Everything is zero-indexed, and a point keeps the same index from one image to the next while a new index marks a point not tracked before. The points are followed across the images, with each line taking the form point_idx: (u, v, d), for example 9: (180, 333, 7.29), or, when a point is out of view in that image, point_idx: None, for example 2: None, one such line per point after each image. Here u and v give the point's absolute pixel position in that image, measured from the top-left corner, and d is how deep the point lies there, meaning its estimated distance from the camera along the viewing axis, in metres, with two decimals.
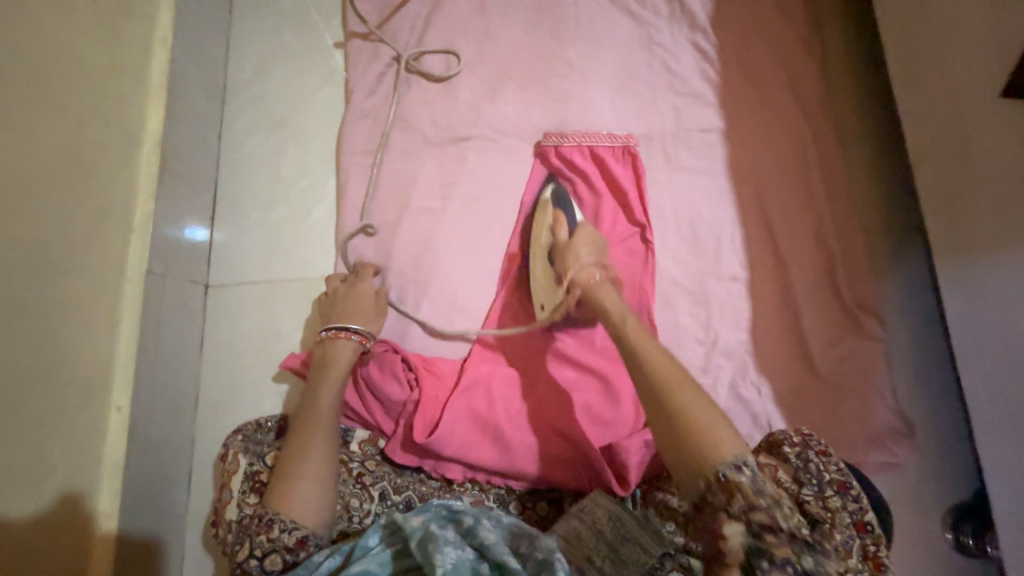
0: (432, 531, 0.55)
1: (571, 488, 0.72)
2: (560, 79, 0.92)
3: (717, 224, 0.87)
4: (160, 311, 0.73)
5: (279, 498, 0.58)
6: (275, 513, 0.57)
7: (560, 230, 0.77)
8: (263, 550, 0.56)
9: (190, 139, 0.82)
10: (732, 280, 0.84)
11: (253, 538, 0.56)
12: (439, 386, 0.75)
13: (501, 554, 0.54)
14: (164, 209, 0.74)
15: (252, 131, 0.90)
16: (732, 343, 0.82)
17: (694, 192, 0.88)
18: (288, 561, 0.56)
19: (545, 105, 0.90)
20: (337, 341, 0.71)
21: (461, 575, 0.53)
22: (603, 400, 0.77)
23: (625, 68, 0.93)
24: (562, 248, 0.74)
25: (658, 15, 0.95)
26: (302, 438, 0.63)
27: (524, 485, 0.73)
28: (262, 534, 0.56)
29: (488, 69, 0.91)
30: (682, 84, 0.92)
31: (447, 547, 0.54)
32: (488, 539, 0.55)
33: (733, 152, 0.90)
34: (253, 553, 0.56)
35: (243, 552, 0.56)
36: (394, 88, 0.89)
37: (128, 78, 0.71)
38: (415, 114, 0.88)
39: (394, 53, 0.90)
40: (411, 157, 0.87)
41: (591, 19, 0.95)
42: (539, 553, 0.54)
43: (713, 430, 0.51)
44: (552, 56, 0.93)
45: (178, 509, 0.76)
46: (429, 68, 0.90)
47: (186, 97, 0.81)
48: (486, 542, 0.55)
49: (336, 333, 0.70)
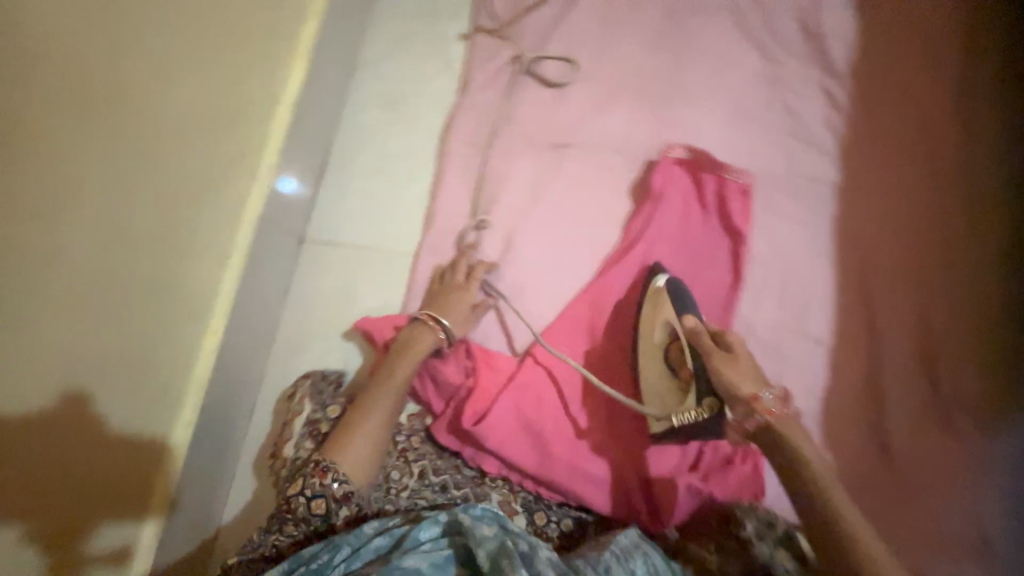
0: (499, 546, 0.55)
1: (599, 511, 0.71)
2: (673, 102, 0.90)
3: (810, 281, 0.82)
4: (263, 254, 0.80)
5: (335, 451, 0.63)
6: (331, 461, 0.62)
7: (688, 319, 0.66)
8: (313, 492, 0.60)
9: (318, 104, 0.89)
10: (815, 342, 0.79)
11: (307, 478, 0.61)
12: (493, 379, 0.76)
13: None
14: (286, 163, 0.81)
15: (371, 105, 0.97)
16: (802, 408, 0.77)
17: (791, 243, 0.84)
18: (329, 510, 0.61)
19: (652, 126, 0.89)
20: (425, 330, 0.75)
21: None
22: (650, 432, 0.74)
23: (744, 102, 0.89)
24: (719, 357, 0.60)
25: (790, 52, 0.90)
26: (365, 404, 0.67)
27: (555, 496, 0.73)
28: (315, 477, 0.61)
29: (602, 82, 0.91)
30: (802, 129, 0.88)
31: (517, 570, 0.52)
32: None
33: (844, 211, 0.84)
34: (303, 492, 0.60)
35: (294, 488, 0.61)
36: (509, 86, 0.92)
37: (283, 42, 0.79)
38: (523, 114, 0.90)
39: (515, 53, 0.93)
40: (510, 154, 0.89)
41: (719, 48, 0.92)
42: None
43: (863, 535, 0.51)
44: (670, 79, 0.91)
45: (238, 434, 0.83)
46: (545, 73, 0.91)
47: (324, 63, 0.87)
48: None
49: (428, 322, 0.75)
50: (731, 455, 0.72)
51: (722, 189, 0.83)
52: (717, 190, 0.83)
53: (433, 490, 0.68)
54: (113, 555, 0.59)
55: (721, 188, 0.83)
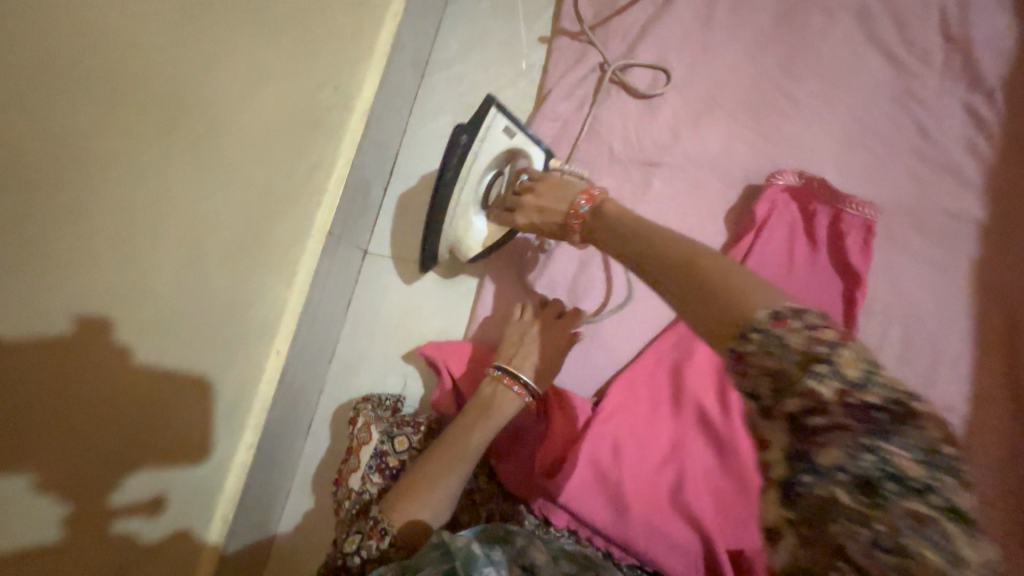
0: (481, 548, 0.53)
1: None
2: (780, 117, 0.80)
3: (938, 334, 0.71)
4: (328, 269, 0.76)
5: (395, 512, 0.59)
6: (389, 525, 0.59)
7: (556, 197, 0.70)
8: (369, 554, 0.58)
9: (389, 110, 0.83)
10: (944, 409, 0.68)
11: (365, 538, 0.59)
12: (568, 425, 0.69)
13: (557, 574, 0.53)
14: (356, 174, 0.77)
15: (441, 112, 0.91)
16: None
17: (917, 289, 0.72)
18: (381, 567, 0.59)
19: (754, 145, 0.79)
20: (505, 390, 0.68)
21: None
22: (740, 497, 0.64)
23: (867, 120, 0.77)
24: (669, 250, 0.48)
25: (926, 63, 0.78)
26: (428, 459, 0.63)
27: (628, 556, 0.66)
28: (373, 539, 0.59)
29: (698, 93, 0.82)
30: (936, 153, 0.75)
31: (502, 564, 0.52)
32: (539, 558, 0.54)
33: (984, 253, 0.72)
34: (361, 552, 0.58)
35: (353, 544, 0.59)
36: (593, 96, 0.84)
37: (359, 45, 0.74)
38: (607, 127, 0.82)
39: (601, 59, 0.85)
40: (590, 171, 0.81)
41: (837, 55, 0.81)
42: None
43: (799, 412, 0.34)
44: (777, 90, 0.81)
45: (295, 452, 0.80)
46: (633, 82, 0.83)
47: (397, 66, 0.82)
48: (538, 561, 0.54)
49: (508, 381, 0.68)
50: None
51: (838, 225, 0.73)
52: (831, 226, 0.73)
53: None
54: (145, 506, 0.53)
55: (837, 224, 0.73)
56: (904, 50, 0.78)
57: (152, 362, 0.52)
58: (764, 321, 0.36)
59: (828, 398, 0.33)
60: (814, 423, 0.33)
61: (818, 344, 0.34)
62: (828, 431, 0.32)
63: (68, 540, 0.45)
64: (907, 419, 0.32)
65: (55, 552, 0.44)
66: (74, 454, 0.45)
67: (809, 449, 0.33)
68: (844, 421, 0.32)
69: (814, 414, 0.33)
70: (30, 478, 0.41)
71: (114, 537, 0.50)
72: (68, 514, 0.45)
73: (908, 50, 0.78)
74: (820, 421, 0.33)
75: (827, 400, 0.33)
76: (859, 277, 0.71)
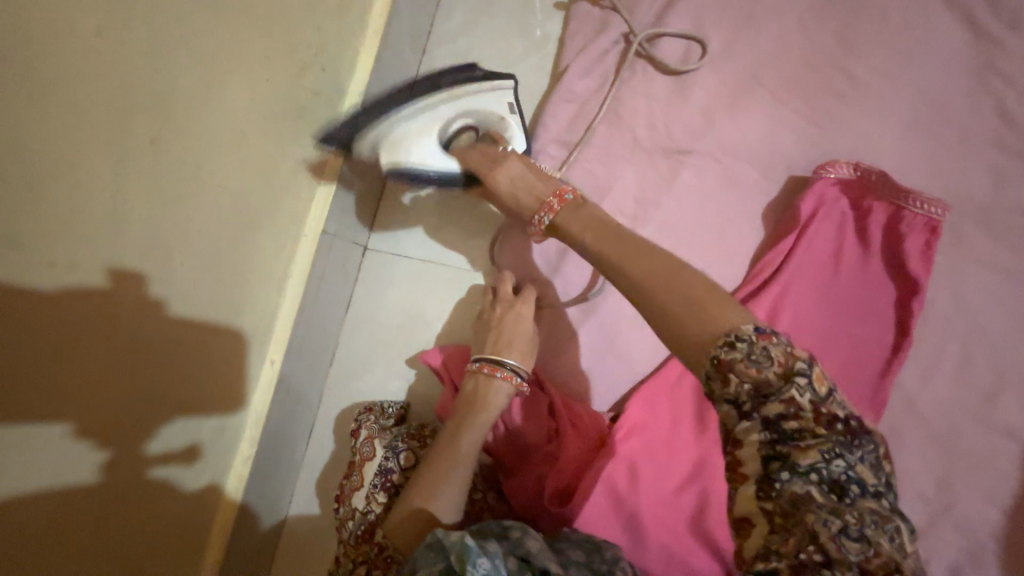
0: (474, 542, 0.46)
1: None
2: (834, 98, 0.69)
3: (1005, 351, 0.63)
4: (323, 270, 0.70)
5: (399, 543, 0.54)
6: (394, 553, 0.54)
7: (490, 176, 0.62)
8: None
9: (387, 90, 0.75)
10: (1003, 433, 0.62)
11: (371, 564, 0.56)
12: (580, 443, 0.64)
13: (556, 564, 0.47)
14: (352, 165, 0.69)
15: None
16: (974, 515, 0.61)
17: (984, 298, 0.64)
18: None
19: (800, 131, 0.69)
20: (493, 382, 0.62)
21: None
22: None
23: (934, 101, 0.67)
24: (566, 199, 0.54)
25: (1010, 32, 0.67)
26: (423, 473, 0.57)
27: None
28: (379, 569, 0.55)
29: (738, 68, 0.71)
30: (1017, 142, 0.65)
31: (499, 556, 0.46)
32: (534, 547, 0.49)
33: None
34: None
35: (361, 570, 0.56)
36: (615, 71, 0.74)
37: (351, 17, 0.65)
38: (632, 109, 0.73)
39: (625, 29, 0.74)
40: (611, 159, 0.72)
41: (905, 22, 0.69)
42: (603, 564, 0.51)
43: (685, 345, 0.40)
44: (832, 66, 0.70)
45: (296, 460, 0.77)
46: (661, 54, 0.72)
47: (397, 40, 0.73)
48: (533, 550, 0.48)
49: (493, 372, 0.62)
50: None
51: (896, 224, 0.64)
52: (887, 225, 0.64)
53: None
54: (179, 455, 0.53)
55: (894, 223, 0.64)
56: (984, 18, 0.67)
57: (186, 320, 0.51)
58: (747, 333, 0.37)
59: (803, 406, 0.35)
60: (787, 427, 0.35)
61: (796, 360, 0.35)
62: (811, 438, 0.35)
63: (110, 482, 0.45)
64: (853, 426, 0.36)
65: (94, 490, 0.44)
66: (111, 406, 0.44)
67: (786, 449, 0.35)
68: (813, 426, 0.35)
69: (789, 418, 0.35)
70: (69, 424, 0.40)
71: (155, 481, 0.50)
72: (107, 460, 0.45)
73: (989, 18, 0.67)
74: (793, 425, 0.35)
75: (803, 406, 0.35)
76: (919, 286, 0.62)
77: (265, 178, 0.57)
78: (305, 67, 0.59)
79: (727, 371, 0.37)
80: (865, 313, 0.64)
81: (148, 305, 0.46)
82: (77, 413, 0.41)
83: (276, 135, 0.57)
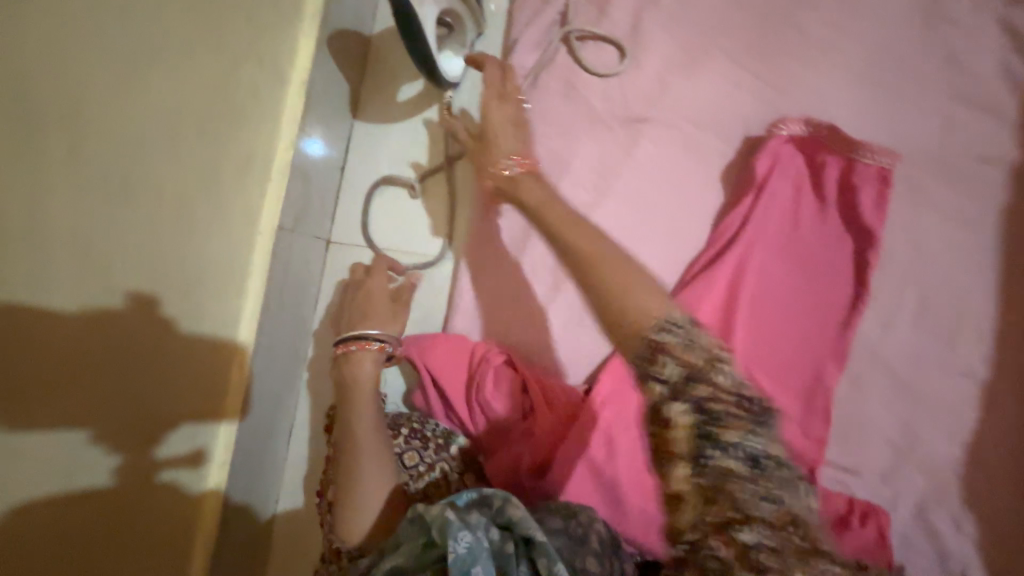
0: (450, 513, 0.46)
1: None
2: (786, 54, 0.69)
3: (961, 294, 0.64)
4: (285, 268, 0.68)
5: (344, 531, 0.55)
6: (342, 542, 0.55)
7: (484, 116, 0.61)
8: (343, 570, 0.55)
9: (335, 77, 0.72)
10: (963, 372, 0.63)
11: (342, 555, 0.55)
12: (554, 420, 0.65)
13: (530, 529, 0.45)
14: (304, 157, 0.67)
15: (399, 75, 0.80)
16: (938, 454, 0.63)
17: (940, 245, 0.65)
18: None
19: (755, 92, 0.69)
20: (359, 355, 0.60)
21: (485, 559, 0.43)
22: None
23: (883, 52, 0.67)
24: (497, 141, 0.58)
25: None
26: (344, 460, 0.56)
27: None
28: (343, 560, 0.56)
29: (690, 31, 0.70)
30: (964, 88, 0.66)
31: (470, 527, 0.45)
32: (516, 514, 0.47)
33: (1014, 200, 0.64)
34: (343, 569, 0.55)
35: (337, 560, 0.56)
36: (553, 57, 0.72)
37: None
38: (586, 80, 0.71)
39: (562, 14, 0.72)
40: (569, 133, 0.71)
41: None
42: None
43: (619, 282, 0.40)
44: (783, 23, 0.69)
45: (279, 460, 0.76)
46: (585, 57, 0.71)
47: (342, 22, 0.71)
48: (514, 518, 0.46)
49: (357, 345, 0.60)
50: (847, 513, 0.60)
51: (849, 175, 0.64)
52: (841, 177, 0.65)
53: None
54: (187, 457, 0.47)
55: (848, 174, 0.64)
56: None
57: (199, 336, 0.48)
58: (678, 318, 0.38)
59: (723, 385, 0.37)
60: (709, 405, 0.36)
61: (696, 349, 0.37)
62: (732, 418, 0.36)
63: (120, 489, 0.44)
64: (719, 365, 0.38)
65: (110, 498, 0.43)
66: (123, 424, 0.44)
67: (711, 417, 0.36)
68: (734, 406, 0.36)
69: (712, 399, 0.36)
70: (85, 429, 0.42)
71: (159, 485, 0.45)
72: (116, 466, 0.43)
73: None
74: (715, 406, 0.36)
75: (720, 381, 0.37)
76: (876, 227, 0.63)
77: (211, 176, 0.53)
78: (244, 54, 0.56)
79: (660, 355, 0.37)
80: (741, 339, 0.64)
81: (156, 321, 0.46)
82: (89, 426, 0.42)
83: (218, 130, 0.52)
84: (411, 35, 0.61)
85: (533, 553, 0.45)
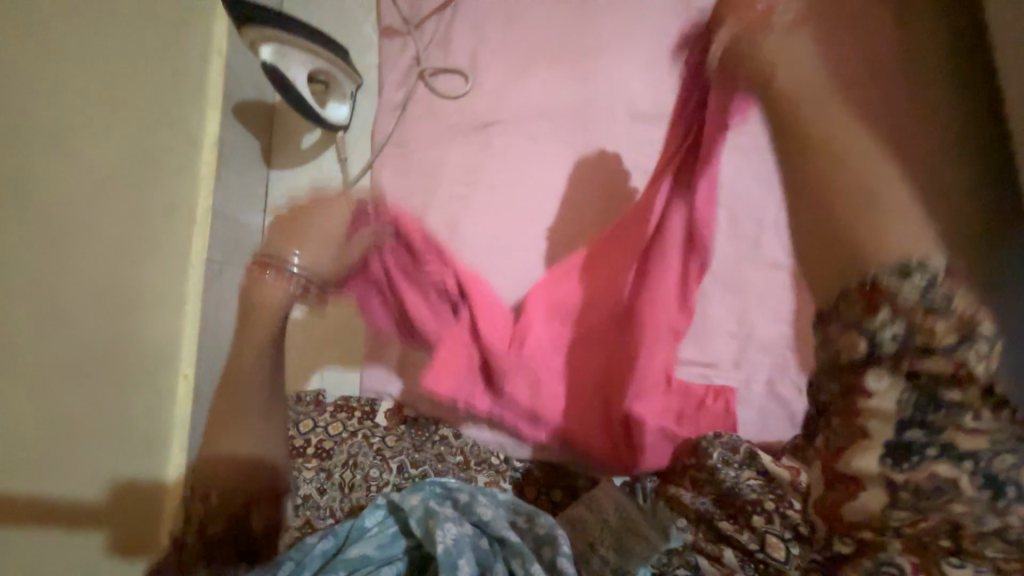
0: (431, 509, 0.60)
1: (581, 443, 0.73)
2: (588, 57, 0.88)
3: (762, 206, 0.79)
4: (219, 293, 0.83)
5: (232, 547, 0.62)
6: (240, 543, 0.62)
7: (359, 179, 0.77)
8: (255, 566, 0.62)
9: (245, 136, 0.90)
10: (775, 266, 0.76)
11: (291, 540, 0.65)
12: (485, 322, 0.74)
13: (501, 528, 0.58)
14: (222, 203, 0.84)
15: (302, 126, 0.98)
16: (770, 336, 0.75)
17: (736, 171, 0.80)
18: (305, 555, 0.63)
19: (571, 88, 0.87)
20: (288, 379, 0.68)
21: (461, 547, 0.57)
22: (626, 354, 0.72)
23: (660, 40, 0.87)
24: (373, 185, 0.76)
25: None
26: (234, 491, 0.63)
27: (540, 429, 0.75)
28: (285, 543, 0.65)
29: (515, 53, 0.90)
30: None
31: (448, 523, 0.58)
32: (485, 514, 0.60)
33: None
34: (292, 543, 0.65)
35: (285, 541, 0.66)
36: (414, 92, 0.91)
37: (190, 85, 0.80)
38: (442, 104, 0.90)
39: (416, 59, 0.92)
40: (436, 146, 0.89)
41: None
42: (539, 530, 0.58)
43: (886, 220, 0.42)
44: (582, 34, 0.89)
45: None
46: (438, 88, 0.91)
47: (242, 97, 0.89)
48: (483, 518, 0.60)
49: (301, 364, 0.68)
50: (703, 397, 0.72)
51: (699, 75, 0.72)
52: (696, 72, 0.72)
53: (414, 481, 0.70)
54: None
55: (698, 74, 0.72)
56: None
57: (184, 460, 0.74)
58: (933, 265, 0.39)
59: (972, 365, 0.38)
60: (924, 362, 0.39)
61: (960, 323, 0.38)
62: (959, 393, 0.39)
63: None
64: (972, 332, 0.38)
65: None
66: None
67: (932, 415, 0.39)
68: (950, 366, 0.39)
69: (958, 382, 0.39)
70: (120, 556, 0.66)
71: None
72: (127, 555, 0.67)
73: None
74: (947, 380, 0.39)
75: (972, 366, 0.38)
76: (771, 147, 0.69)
77: (139, 222, 0.71)
78: (154, 131, 0.74)
79: (880, 299, 0.40)
80: (572, 271, 0.76)
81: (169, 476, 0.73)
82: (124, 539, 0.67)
83: (137, 188, 0.71)
84: (281, 83, 0.77)
85: (504, 550, 0.57)
